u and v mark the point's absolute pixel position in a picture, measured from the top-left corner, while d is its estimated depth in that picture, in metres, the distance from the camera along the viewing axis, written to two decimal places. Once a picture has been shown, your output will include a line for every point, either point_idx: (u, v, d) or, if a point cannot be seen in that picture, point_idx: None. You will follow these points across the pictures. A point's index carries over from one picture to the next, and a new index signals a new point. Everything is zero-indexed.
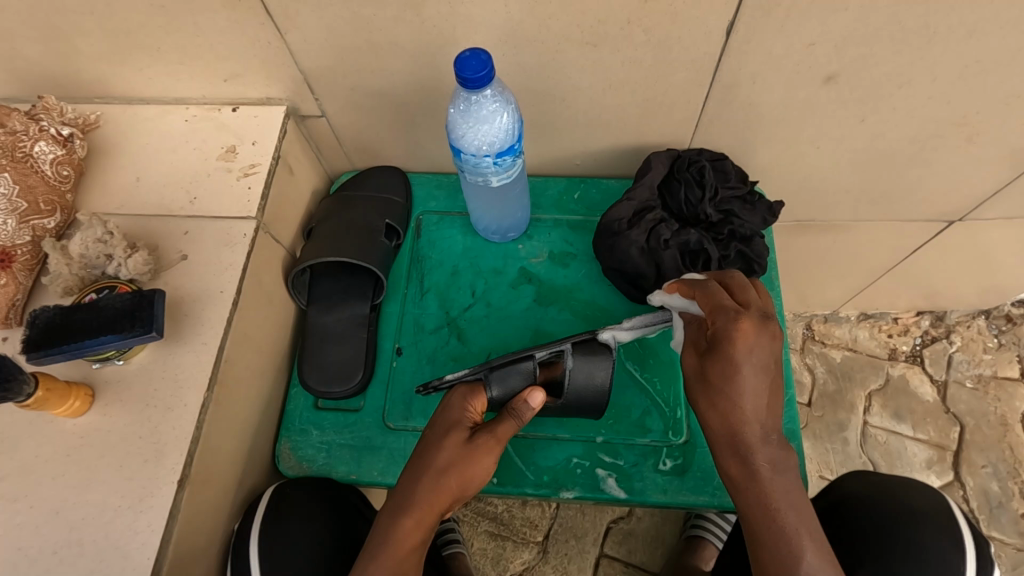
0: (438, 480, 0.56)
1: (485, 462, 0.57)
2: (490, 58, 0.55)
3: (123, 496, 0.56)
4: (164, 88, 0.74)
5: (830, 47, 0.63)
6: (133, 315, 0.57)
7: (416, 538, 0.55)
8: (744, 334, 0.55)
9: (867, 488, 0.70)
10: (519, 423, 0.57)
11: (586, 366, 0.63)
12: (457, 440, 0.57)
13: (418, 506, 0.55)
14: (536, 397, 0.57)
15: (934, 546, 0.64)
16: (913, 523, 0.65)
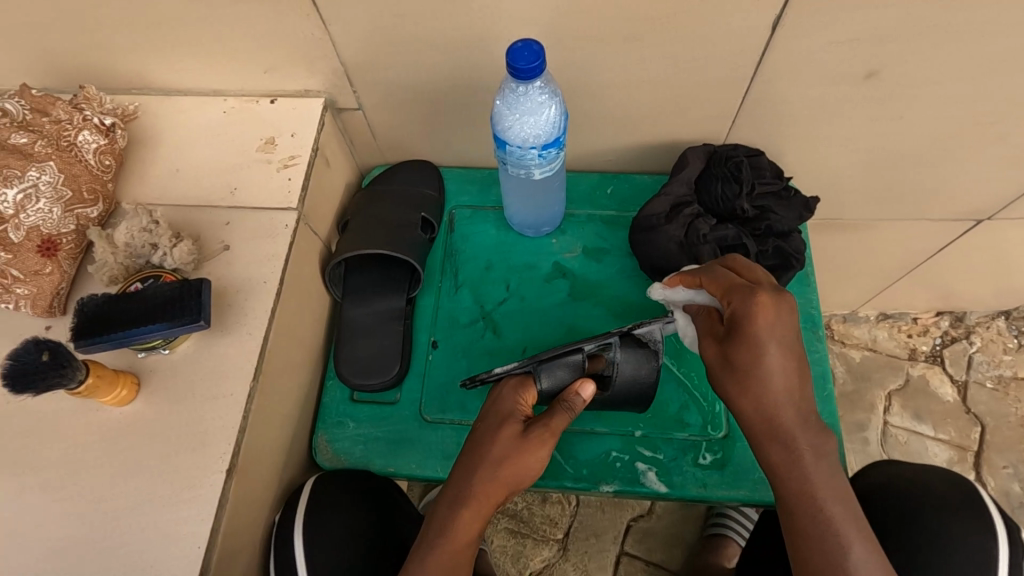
0: (494, 472, 0.56)
1: (540, 453, 0.58)
2: (542, 49, 0.55)
3: (171, 486, 0.56)
4: (203, 80, 0.74)
5: (871, 43, 0.64)
6: (181, 304, 0.57)
7: (471, 529, 0.56)
8: (765, 306, 0.54)
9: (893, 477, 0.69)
10: (570, 413, 0.58)
11: (634, 358, 0.63)
12: (512, 432, 0.58)
13: (476, 500, 0.56)
14: (587, 389, 0.58)
15: (958, 535, 0.62)
16: (939, 514, 0.64)
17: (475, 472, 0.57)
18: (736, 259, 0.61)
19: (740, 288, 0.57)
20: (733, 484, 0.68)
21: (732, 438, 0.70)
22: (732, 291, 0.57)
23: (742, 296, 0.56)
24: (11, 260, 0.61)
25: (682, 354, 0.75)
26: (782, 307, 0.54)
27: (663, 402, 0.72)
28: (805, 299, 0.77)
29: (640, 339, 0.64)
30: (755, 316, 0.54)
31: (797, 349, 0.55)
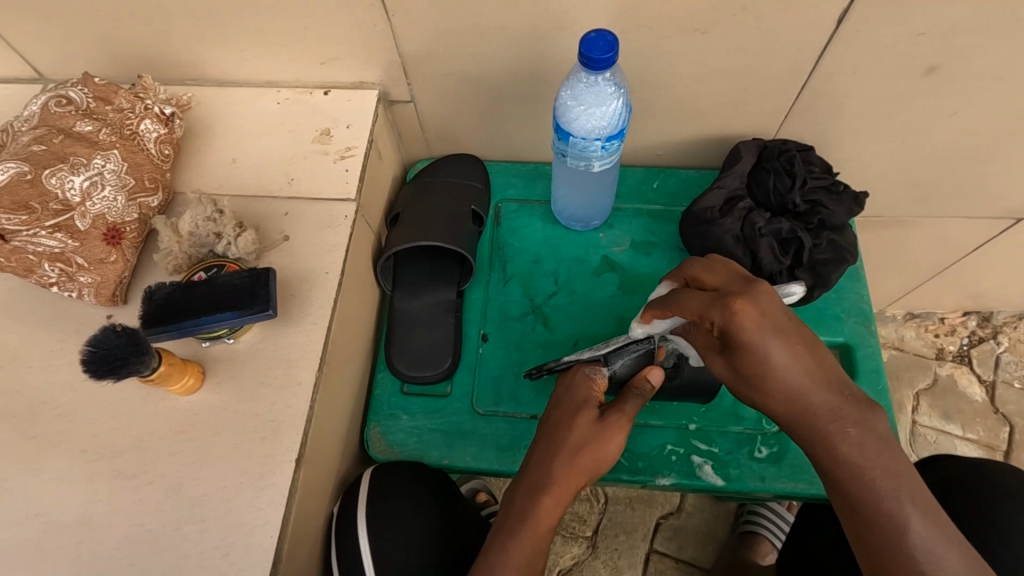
0: (571, 460, 0.57)
1: (617, 438, 0.58)
2: (616, 40, 0.55)
3: (243, 474, 0.56)
4: (259, 70, 0.74)
5: (937, 37, 0.64)
6: (249, 293, 0.57)
7: (551, 513, 0.55)
8: (744, 311, 0.49)
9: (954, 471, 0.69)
10: (643, 398, 0.60)
11: None
12: (588, 419, 0.59)
13: (554, 486, 0.56)
14: (655, 376, 0.61)
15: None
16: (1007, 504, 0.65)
17: (555, 457, 0.57)
18: (700, 269, 0.57)
19: (711, 303, 0.52)
20: (791, 477, 0.67)
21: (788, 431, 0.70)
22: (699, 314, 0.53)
23: (717, 313, 0.50)
24: (76, 248, 0.60)
25: None
26: (761, 306, 0.49)
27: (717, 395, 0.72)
28: (855, 293, 0.77)
29: None
30: (746, 324, 0.49)
31: (810, 350, 0.49)
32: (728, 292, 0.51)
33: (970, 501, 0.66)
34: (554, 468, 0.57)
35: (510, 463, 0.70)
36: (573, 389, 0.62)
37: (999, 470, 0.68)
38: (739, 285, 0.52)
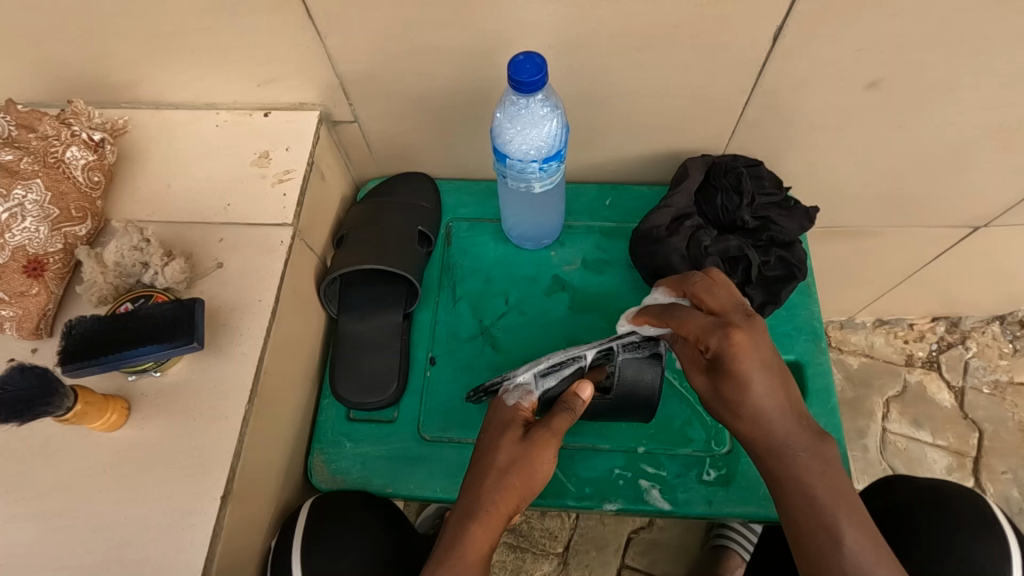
0: (501, 481, 0.56)
1: (543, 455, 0.57)
2: (545, 62, 0.54)
3: (165, 514, 0.54)
4: (196, 92, 0.72)
5: (878, 53, 0.63)
6: (174, 325, 0.56)
7: (484, 542, 0.55)
8: (743, 342, 0.54)
9: (912, 493, 0.69)
10: (572, 416, 0.58)
11: (635, 362, 0.62)
12: (514, 437, 0.58)
13: (485, 511, 0.56)
14: (585, 389, 0.60)
15: (981, 553, 0.62)
16: (960, 535, 0.63)
17: (480, 484, 0.57)
18: (708, 285, 0.59)
19: (715, 328, 0.55)
20: (739, 500, 0.67)
21: (737, 452, 0.69)
22: (707, 329, 0.55)
23: (719, 337, 0.54)
24: None
25: (684, 368, 0.73)
26: (758, 340, 0.54)
27: (666, 418, 0.71)
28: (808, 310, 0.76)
29: (640, 343, 0.63)
30: (735, 350, 0.54)
31: (780, 375, 0.56)
32: (729, 320, 0.55)
33: (920, 529, 0.65)
34: (483, 491, 0.57)
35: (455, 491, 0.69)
36: (495, 412, 0.61)
37: (956, 496, 0.67)
38: (739, 317, 0.56)
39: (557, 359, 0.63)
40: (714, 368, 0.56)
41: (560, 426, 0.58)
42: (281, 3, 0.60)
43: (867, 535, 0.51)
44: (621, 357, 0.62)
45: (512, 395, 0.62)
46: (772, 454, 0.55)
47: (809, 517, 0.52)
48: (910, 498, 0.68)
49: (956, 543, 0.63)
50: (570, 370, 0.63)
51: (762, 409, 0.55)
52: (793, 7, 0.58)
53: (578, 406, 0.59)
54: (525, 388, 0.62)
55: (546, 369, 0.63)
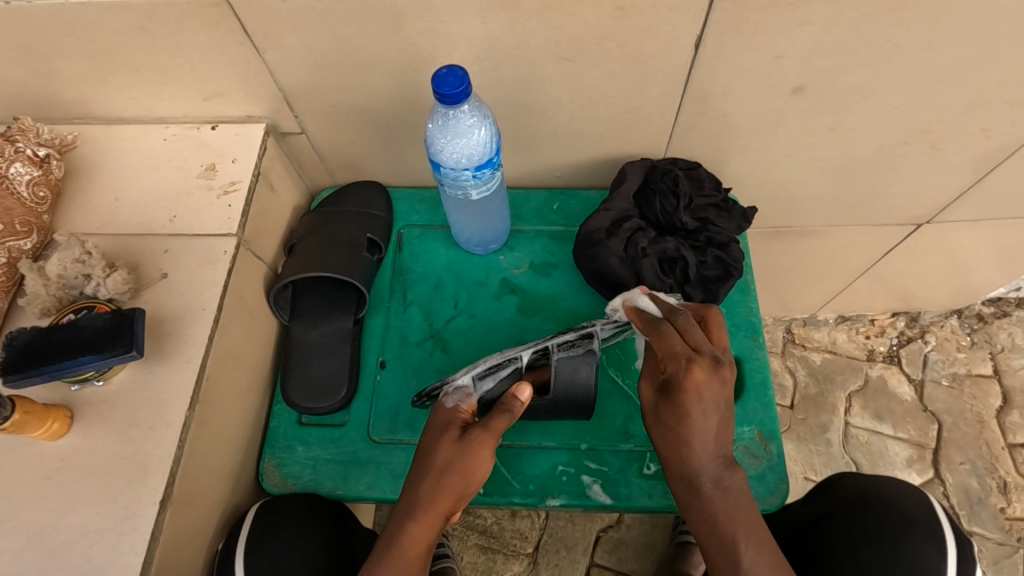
0: (437, 481, 0.58)
1: (482, 453, 0.59)
2: (466, 74, 0.56)
3: (105, 518, 0.55)
4: (143, 107, 0.74)
5: (796, 59, 0.66)
6: (113, 334, 0.57)
7: (423, 542, 0.57)
8: (698, 380, 0.58)
9: (856, 490, 0.70)
10: (512, 416, 0.60)
11: (571, 361, 0.65)
12: (451, 438, 0.60)
13: (421, 512, 0.58)
14: (524, 391, 0.60)
15: (917, 547, 0.64)
16: (899, 531, 0.65)
17: (420, 484, 0.59)
18: (689, 323, 0.62)
19: (679, 355, 0.58)
20: None
21: None
22: (671, 353, 0.59)
23: (677, 365, 0.58)
24: None
25: (627, 366, 0.75)
26: (713, 382, 0.58)
27: (608, 415, 0.73)
28: (746, 307, 0.79)
29: (575, 343, 0.66)
30: (690, 384, 0.57)
31: (721, 414, 0.59)
32: (694, 354, 0.59)
33: (860, 524, 0.67)
34: (422, 492, 0.58)
35: None
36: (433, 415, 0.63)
37: (899, 493, 0.69)
38: (707, 360, 0.59)
39: (494, 362, 0.66)
40: (664, 391, 0.59)
41: (499, 425, 0.59)
42: (217, 20, 0.62)
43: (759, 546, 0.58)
44: (558, 356, 0.65)
45: (452, 398, 0.63)
46: (682, 477, 0.60)
47: (720, 540, 0.58)
48: (854, 492, 0.70)
49: (893, 538, 0.65)
50: (507, 371, 0.66)
51: (691, 440, 0.59)
52: (709, 17, 0.61)
53: (518, 407, 0.60)
54: (463, 390, 0.64)
55: (480, 375, 0.66)
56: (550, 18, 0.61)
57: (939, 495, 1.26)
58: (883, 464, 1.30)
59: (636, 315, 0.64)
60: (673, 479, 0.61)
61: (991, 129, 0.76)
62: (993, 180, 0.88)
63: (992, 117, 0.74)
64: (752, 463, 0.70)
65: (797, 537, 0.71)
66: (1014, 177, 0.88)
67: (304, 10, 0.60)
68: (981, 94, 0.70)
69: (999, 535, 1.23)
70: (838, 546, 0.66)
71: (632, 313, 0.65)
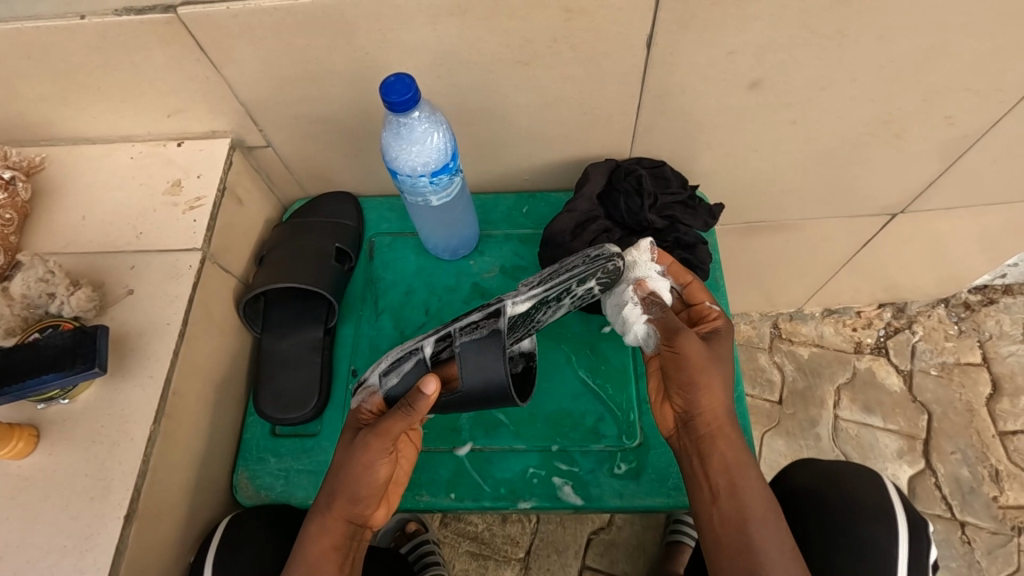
0: (326, 482, 0.61)
1: (370, 457, 0.60)
2: (414, 81, 0.57)
3: (69, 536, 0.56)
4: (108, 126, 0.75)
5: (748, 55, 0.66)
6: (75, 352, 0.58)
7: (330, 551, 0.59)
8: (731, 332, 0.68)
9: (814, 478, 0.71)
10: (410, 413, 0.58)
11: (475, 347, 0.59)
12: (347, 441, 0.63)
13: (316, 515, 0.60)
14: (431, 384, 0.58)
15: (871, 536, 0.65)
16: (855, 520, 0.66)
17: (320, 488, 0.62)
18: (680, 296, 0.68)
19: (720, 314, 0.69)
20: (649, 491, 0.68)
21: (646, 445, 0.71)
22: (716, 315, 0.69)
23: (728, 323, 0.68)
24: None
25: (597, 366, 0.75)
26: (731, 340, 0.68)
27: (579, 415, 0.73)
28: (714, 303, 0.79)
29: (478, 327, 0.60)
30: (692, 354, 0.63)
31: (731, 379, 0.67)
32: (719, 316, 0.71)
33: (819, 516, 0.68)
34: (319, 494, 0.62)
35: None
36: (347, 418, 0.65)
37: (855, 481, 0.69)
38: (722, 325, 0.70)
39: (397, 356, 0.63)
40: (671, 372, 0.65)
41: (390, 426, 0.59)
42: (173, 38, 0.63)
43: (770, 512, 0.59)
44: (461, 341, 0.60)
45: (361, 398, 0.64)
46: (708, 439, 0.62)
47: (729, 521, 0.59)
48: (811, 484, 0.71)
49: (850, 527, 0.66)
50: (410, 365, 0.62)
51: (720, 401, 0.63)
52: (658, 16, 0.62)
53: (414, 408, 0.58)
54: (366, 388, 0.64)
55: (388, 368, 0.63)
56: (499, 24, 0.62)
57: (931, 486, 1.25)
58: (873, 457, 1.29)
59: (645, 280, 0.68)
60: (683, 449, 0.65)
61: (952, 116, 0.77)
62: (962, 167, 0.88)
63: (951, 105, 0.74)
64: None
65: None
66: (983, 164, 0.88)
67: (255, 25, 0.61)
68: (938, 82, 0.71)
69: (992, 523, 1.22)
70: (800, 543, 0.67)
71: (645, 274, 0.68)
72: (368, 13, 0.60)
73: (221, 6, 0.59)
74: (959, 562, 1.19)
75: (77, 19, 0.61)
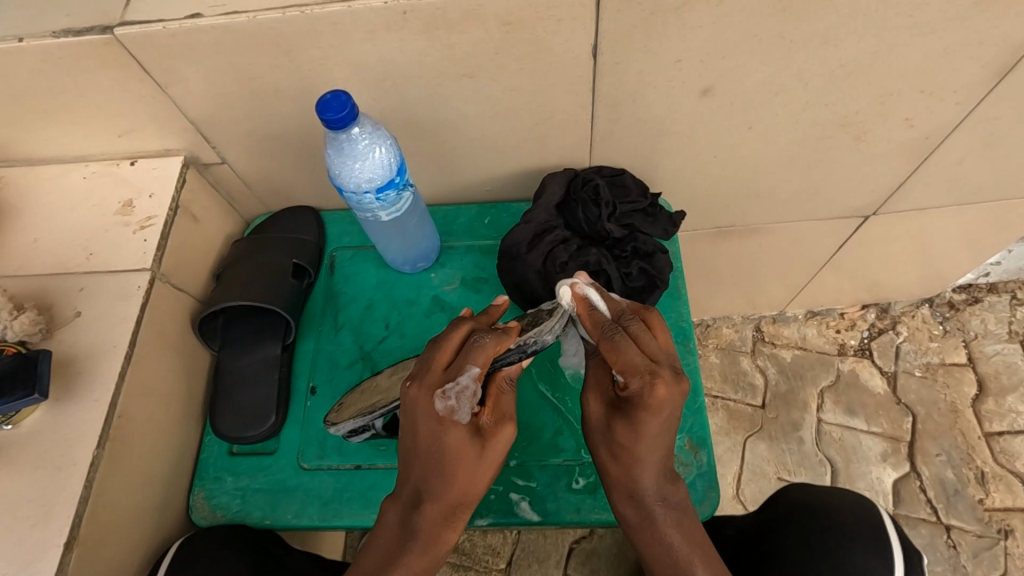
0: (468, 477, 0.61)
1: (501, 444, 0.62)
2: (350, 98, 0.57)
3: (7, 565, 0.55)
4: (60, 147, 0.75)
5: (696, 62, 0.65)
6: (15, 377, 0.58)
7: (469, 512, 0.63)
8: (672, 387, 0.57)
9: (807, 497, 0.72)
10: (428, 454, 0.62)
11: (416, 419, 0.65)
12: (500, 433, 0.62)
13: (459, 512, 0.62)
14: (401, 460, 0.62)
15: (858, 558, 0.65)
16: (843, 541, 0.66)
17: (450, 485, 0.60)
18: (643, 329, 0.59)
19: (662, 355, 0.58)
20: (606, 506, 0.67)
21: None
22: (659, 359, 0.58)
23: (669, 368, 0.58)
24: None
25: (556, 378, 0.74)
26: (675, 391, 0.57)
27: (537, 429, 0.72)
28: (675, 312, 0.78)
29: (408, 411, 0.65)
30: (652, 404, 0.56)
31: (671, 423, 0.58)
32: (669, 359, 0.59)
33: (807, 532, 0.68)
34: (471, 488, 0.61)
35: (330, 518, 0.70)
36: (449, 435, 0.59)
37: (846, 505, 0.70)
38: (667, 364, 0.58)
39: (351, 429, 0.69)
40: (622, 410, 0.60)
41: (498, 409, 0.63)
42: (113, 59, 0.62)
43: (685, 535, 0.61)
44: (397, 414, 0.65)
45: (463, 405, 0.59)
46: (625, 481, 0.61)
47: (640, 533, 0.62)
48: (805, 502, 0.71)
49: (837, 547, 0.66)
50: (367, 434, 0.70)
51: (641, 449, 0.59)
52: (600, 26, 0.61)
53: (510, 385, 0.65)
54: (466, 389, 0.59)
55: (350, 434, 0.70)
56: (439, 36, 0.61)
57: (915, 489, 1.24)
58: (857, 460, 1.28)
59: (584, 305, 0.62)
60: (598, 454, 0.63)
61: (911, 117, 0.75)
62: (930, 168, 0.87)
63: (909, 106, 0.73)
64: (681, 472, 0.69)
65: (747, 538, 0.74)
66: (949, 164, 0.86)
67: (193, 44, 0.61)
68: (892, 84, 0.70)
69: (977, 526, 1.20)
70: (782, 554, 0.68)
71: (582, 302, 0.62)
72: (305, 29, 0.59)
73: (158, 26, 0.59)
74: (944, 566, 1.17)
75: (14, 43, 0.60)
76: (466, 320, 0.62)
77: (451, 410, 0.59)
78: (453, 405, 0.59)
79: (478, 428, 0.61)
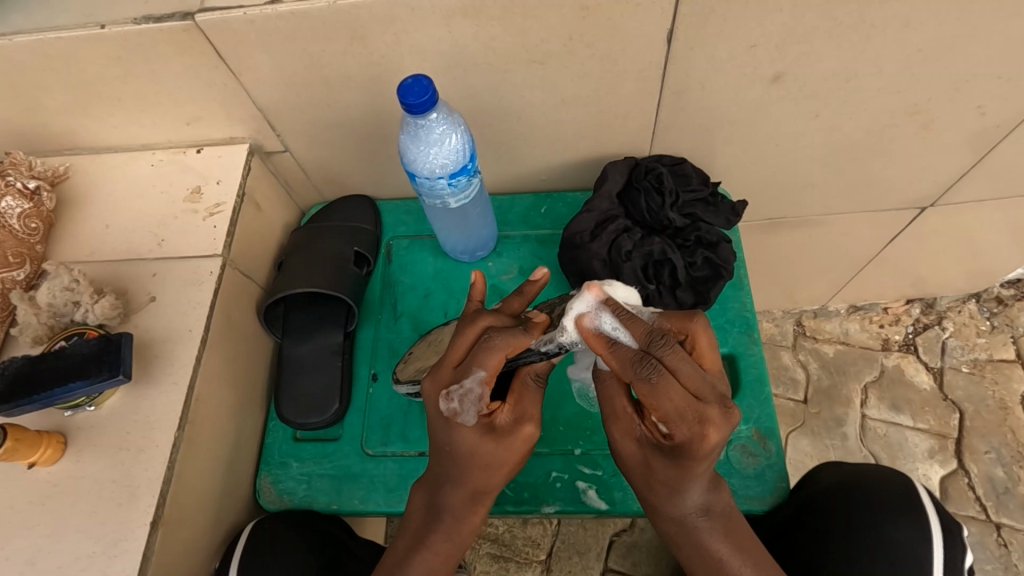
0: (485, 472, 0.59)
1: (521, 440, 0.60)
2: (431, 83, 0.56)
3: (96, 542, 0.56)
4: (128, 135, 0.76)
5: (771, 47, 0.64)
6: (99, 360, 0.58)
7: (493, 498, 0.63)
8: (717, 431, 0.53)
9: (836, 479, 0.69)
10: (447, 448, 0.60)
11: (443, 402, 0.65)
12: (521, 429, 0.59)
13: (479, 502, 0.61)
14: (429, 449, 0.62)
15: (902, 538, 0.63)
16: (884, 521, 0.64)
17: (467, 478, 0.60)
18: (679, 358, 0.53)
19: (705, 390, 0.53)
20: None
21: None
22: (703, 394, 0.53)
23: (718, 405, 0.53)
24: None
25: None
26: (726, 429, 0.53)
27: (601, 418, 0.72)
28: (739, 303, 0.77)
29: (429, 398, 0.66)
30: (704, 449, 0.54)
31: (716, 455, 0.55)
32: (710, 399, 0.53)
33: (850, 522, 0.64)
34: (485, 481, 0.60)
35: (397, 504, 0.70)
36: (457, 436, 0.58)
37: (883, 484, 0.67)
38: (712, 396, 0.53)
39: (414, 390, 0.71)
40: (664, 451, 0.57)
41: (520, 406, 0.60)
42: (190, 47, 0.63)
43: (734, 545, 0.60)
44: None
45: (467, 408, 0.56)
46: (660, 498, 0.60)
47: (685, 548, 0.61)
48: (836, 485, 0.68)
49: (880, 526, 0.63)
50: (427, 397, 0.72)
51: (683, 479, 0.57)
52: (678, 10, 0.60)
53: (537, 381, 0.62)
54: (470, 392, 0.56)
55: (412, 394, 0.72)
56: (514, 22, 0.61)
57: (964, 487, 1.22)
58: (903, 457, 1.26)
59: (600, 342, 0.54)
60: (641, 488, 0.61)
61: (984, 106, 0.74)
62: (996, 158, 0.85)
63: (983, 94, 0.72)
64: (750, 462, 0.69)
65: (775, 534, 0.69)
66: (1016, 155, 0.85)
67: (271, 31, 0.61)
68: (970, 71, 0.68)
69: None
70: (823, 546, 0.64)
71: (597, 339, 0.54)
72: (382, 15, 0.59)
73: (238, 13, 0.59)
74: (995, 565, 1.16)
75: (96, 29, 0.61)
76: (484, 314, 0.58)
77: (454, 412, 0.57)
78: (457, 408, 0.56)
79: (494, 426, 0.59)
